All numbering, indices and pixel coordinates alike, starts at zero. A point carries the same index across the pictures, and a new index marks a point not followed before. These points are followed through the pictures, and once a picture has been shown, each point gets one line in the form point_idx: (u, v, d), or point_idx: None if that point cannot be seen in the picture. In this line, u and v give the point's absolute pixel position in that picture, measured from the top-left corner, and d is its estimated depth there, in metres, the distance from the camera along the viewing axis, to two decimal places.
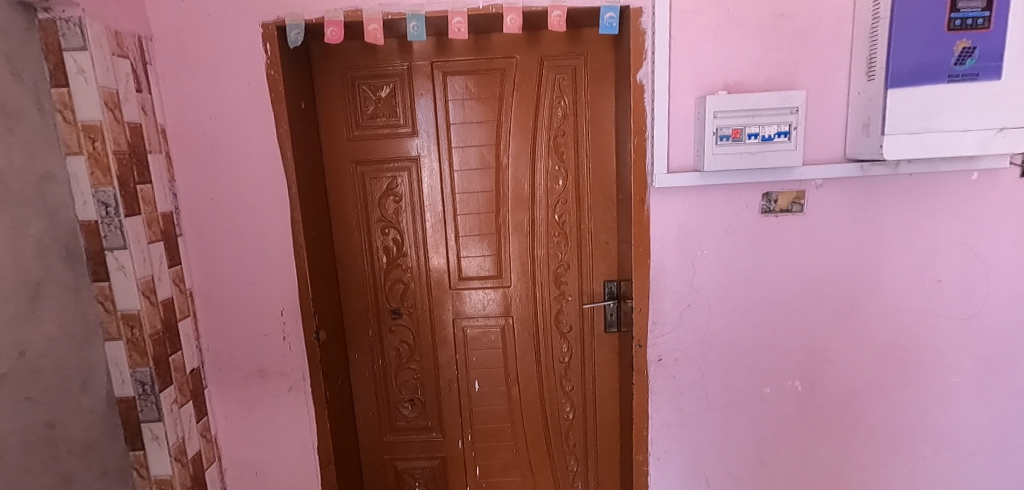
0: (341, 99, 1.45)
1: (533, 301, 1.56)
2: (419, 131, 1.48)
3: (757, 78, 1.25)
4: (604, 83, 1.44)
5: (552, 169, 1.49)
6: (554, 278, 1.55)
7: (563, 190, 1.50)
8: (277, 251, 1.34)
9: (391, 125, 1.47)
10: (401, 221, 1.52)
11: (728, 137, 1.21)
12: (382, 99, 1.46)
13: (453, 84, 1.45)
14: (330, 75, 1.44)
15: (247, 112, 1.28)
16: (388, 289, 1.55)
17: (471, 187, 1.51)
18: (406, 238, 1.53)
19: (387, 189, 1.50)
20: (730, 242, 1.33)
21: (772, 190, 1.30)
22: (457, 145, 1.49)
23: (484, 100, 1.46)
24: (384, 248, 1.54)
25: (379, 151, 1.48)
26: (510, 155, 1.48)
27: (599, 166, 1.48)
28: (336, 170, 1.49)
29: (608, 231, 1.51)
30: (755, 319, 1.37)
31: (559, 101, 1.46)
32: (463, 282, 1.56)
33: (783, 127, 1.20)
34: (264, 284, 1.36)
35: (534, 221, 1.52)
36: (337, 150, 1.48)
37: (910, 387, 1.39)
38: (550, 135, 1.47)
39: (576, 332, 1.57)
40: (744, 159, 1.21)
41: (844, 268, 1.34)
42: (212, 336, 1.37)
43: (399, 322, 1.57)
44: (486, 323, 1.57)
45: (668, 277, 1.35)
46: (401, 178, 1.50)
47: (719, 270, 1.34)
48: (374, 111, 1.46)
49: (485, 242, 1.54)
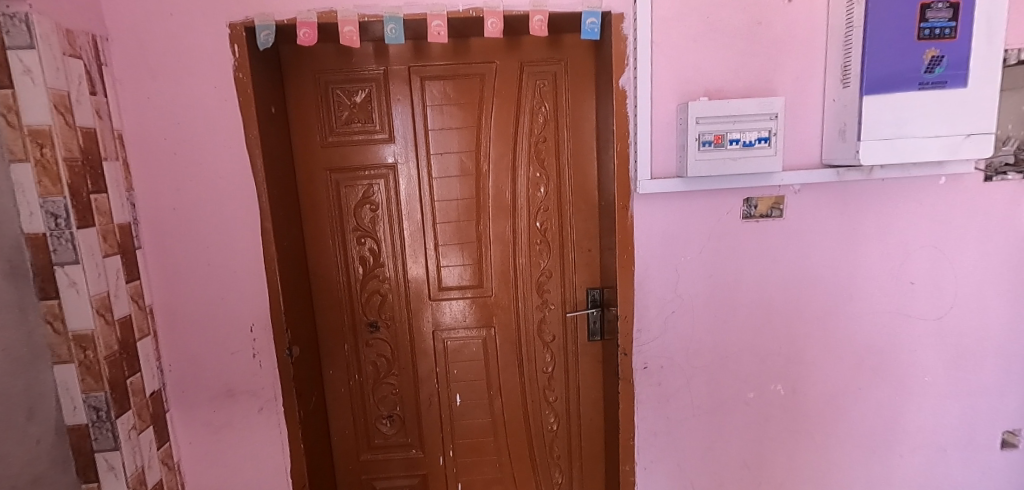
0: (314, 104, 1.39)
1: (515, 310, 1.52)
2: (397, 137, 1.43)
3: (737, 84, 1.26)
4: (584, 89, 1.43)
5: (534, 175, 1.47)
6: (537, 286, 1.52)
7: (545, 197, 1.48)
8: (247, 263, 1.27)
9: (367, 131, 1.42)
10: (378, 230, 1.47)
11: (710, 143, 1.21)
12: (357, 104, 1.40)
13: (431, 90, 1.42)
14: (302, 78, 1.37)
15: (212, 116, 1.21)
16: (365, 301, 1.49)
17: (451, 195, 1.47)
18: (384, 248, 1.48)
19: (363, 198, 1.45)
20: (713, 248, 1.33)
21: (752, 196, 1.30)
22: (436, 152, 1.45)
23: (463, 106, 1.43)
24: (360, 259, 1.48)
25: (354, 158, 1.43)
26: (491, 162, 1.45)
27: (581, 173, 1.47)
28: (309, 177, 1.42)
29: (591, 238, 1.50)
30: (738, 324, 1.37)
31: (540, 108, 1.44)
32: (443, 293, 1.51)
33: (763, 133, 1.21)
34: (232, 299, 1.28)
35: (516, 229, 1.49)
36: (309, 157, 1.42)
37: (886, 387, 1.42)
38: (531, 142, 1.45)
39: (559, 341, 1.54)
40: (726, 164, 1.21)
41: (822, 272, 1.35)
42: (175, 355, 1.28)
43: (377, 336, 1.51)
44: (467, 335, 1.53)
45: (653, 284, 1.34)
46: (378, 186, 1.45)
47: (702, 276, 1.34)
48: (349, 116, 1.41)
49: (465, 251, 1.50)
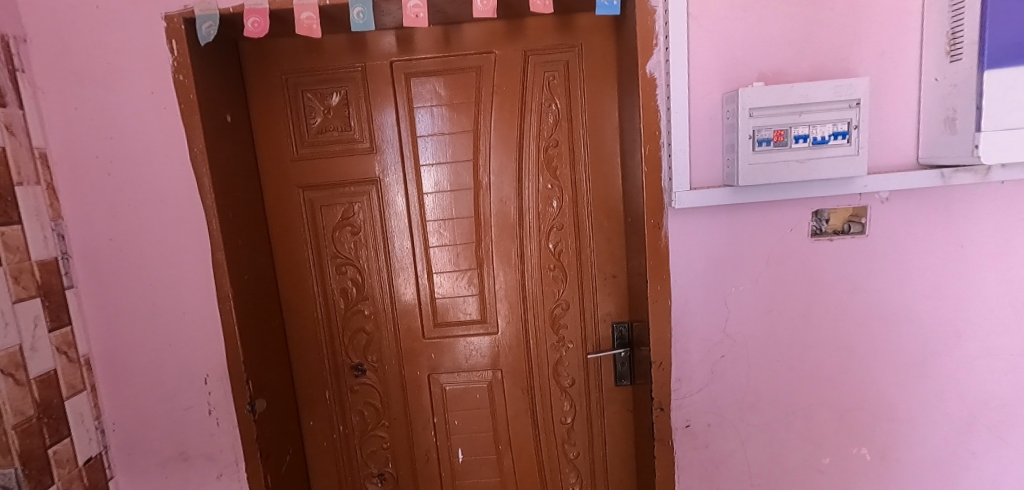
0: (281, 111, 1.18)
1: (526, 350, 1.27)
2: (381, 146, 1.20)
3: (801, 64, 0.97)
4: (604, 82, 1.17)
5: (545, 187, 1.21)
6: (551, 321, 1.26)
7: (559, 215, 1.22)
8: (199, 304, 1.06)
9: (345, 140, 1.19)
10: (361, 258, 1.24)
11: (769, 142, 0.93)
12: (332, 108, 1.18)
13: (418, 88, 1.18)
14: (266, 80, 1.16)
15: (150, 129, 1.00)
16: (349, 341, 1.27)
17: (446, 214, 1.23)
18: (369, 278, 1.25)
19: (342, 219, 1.22)
20: (773, 275, 1.04)
21: (823, 208, 1.02)
22: (427, 164, 1.21)
23: (457, 107, 1.19)
24: (341, 291, 1.25)
25: (330, 173, 1.20)
26: (492, 174, 1.20)
27: (601, 183, 1.20)
28: (278, 196, 1.20)
29: (615, 262, 1.23)
30: (807, 372, 1.07)
31: (551, 106, 1.19)
32: (441, 329, 1.27)
33: (841, 126, 0.92)
34: (182, 346, 1.07)
35: (525, 253, 1.23)
36: (277, 173, 1.20)
37: (1008, 452, 1.09)
38: (540, 147, 1.20)
39: (580, 386, 1.28)
40: (790, 169, 0.93)
41: (919, 304, 1.04)
42: (118, 413, 1.08)
43: (363, 381, 1.28)
44: (470, 378, 1.28)
45: (695, 322, 1.06)
46: (359, 205, 1.22)
47: (759, 311, 1.05)
48: (323, 123, 1.19)
49: (466, 280, 1.26)
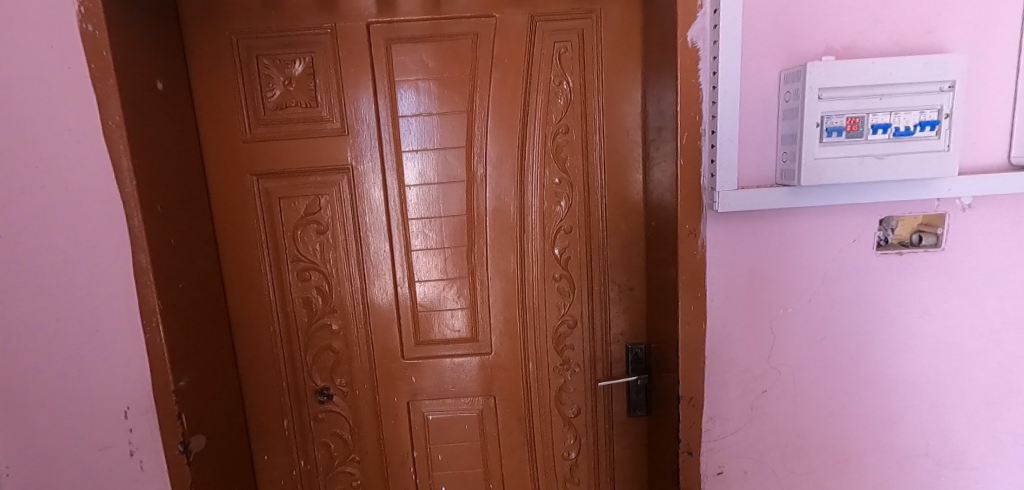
0: (231, 80, 0.96)
1: (524, 373, 1.08)
2: (355, 127, 0.98)
3: (878, 37, 0.78)
4: (626, 58, 0.98)
5: (552, 182, 1.01)
6: (555, 341, 1.07)
7: (567, 216, 1.03)
8: (118, 319, 0.84)
9: (310, 119, 0.98)
10: (329, 261, 1.03)
11: (841, 131, 0.74)
12: (294, 79, 0.96)
13: (401, 58, 0.97)
14: (212, 42, 0.94)
15: (52, 96, 0.78)
16: (313, 360, 1.06)
17: (433, 211, 1.02)
18: (338, 286, 1.04)
19: (306, 214, 1.01)
20: (829, 295, 0.86)
21: (892, 216, 0.84)
22: (411, 150, 1.00)
23: (448, 81, 0.98)
24: (304, 301, 1.04)
25: (291, 159, 0.99)
26: (488, 164, 1.00)
27: (619, 178, 1.01)
28: (226, 186, 0.99)
29: (632, 272, 1.04)
30: (863, 411, 0.90)
31: (562, 85, 0.99)
32: (424, 349, 1.07)
33: (930, 115, 0.74)
34: (95, 372, 0.85)
35: (526, 260, 1.04)
36: (226, 157, 0.98)
37: None
38: (547, 134, 1.00)
39: (586, 416, 1.10)
40: (865, 166, 0.75)
41: (998, 333, 0.87)
42: (13, 454, 0.86)
43: (329, 408, 1.08)
44: (457, 406, 1.09)
45: (732, 349, 0.87)
46: (327, 198, 1.01)
47: (811, 338, 0.87)
48: (283, 97, 0.97)
49: (455, 291, 1.05)
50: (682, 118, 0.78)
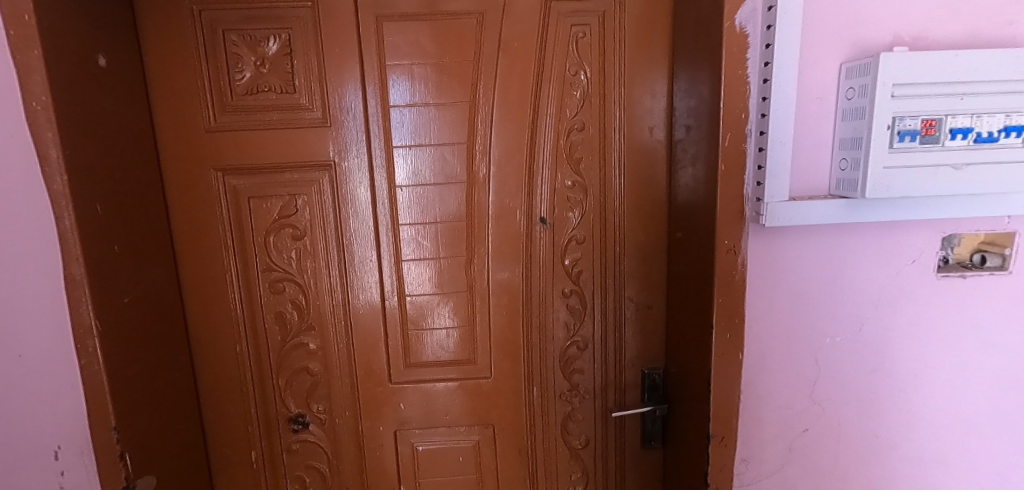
0: (192, 59, 0.81)
1: (527, 401, 0.96)
2: (339, 118, 0.85)
3: (954, 27, 0.67)
4: (652, 47, 0.86)
5: (564, 186, 0.89)
6: (562, 364, 0.95)
7: (580, 225, 0.91)
8: (46, 341, 0.70)
9: (286, 107, 0.84)
10: (306, 271, 0.89)
11: (914, 136, 0.63)
12: (267, 59, 0.82)
13: (394, 39, 0.84)
14: (170, 13, 0.80)
15: None
16: (285, 385, 0.92)
17: (427, 216, 0.89)
18: (316, 299, 0.90)
19: (280, 217, 0.87)
20: (882, 323, 0.75)
21: (955, 234, 0.73)
22: (403, 146, 0.87)
23: (447, 67, 0.85)
24: (276, 317, 0.90)
25: (263, 153, 0.85)
26: (491, 164, 0.88)
27: (640, 183, 0.89)
28: (186, 182, 0.85)
29: (651, 289, 0.93)
30: (914, 453, 0.79)
31: (578, 75, 0.86)
32: (415, 372, 0.94)
33: (1017, 119, 0.64)
34: (20, 405, 0.71)
35: (532, 273, 0.92)
36: (186, 150, 0.84)
37: None
38: (559, 131, 0.87)
39: (594, 446, 0.99)
40: (938, 177, 0.65)
41: None
42: None
43: (305, 438, 0.94)
44: (450, 436, 0.97)
45: (771, 383, 0.76)
46: (304, 199, 0.87)
47: (860, 371, 0.76)
48: (254, 80, 0.83)
49: (450, 307, 0.93)
50: (725, 117, 0.67)
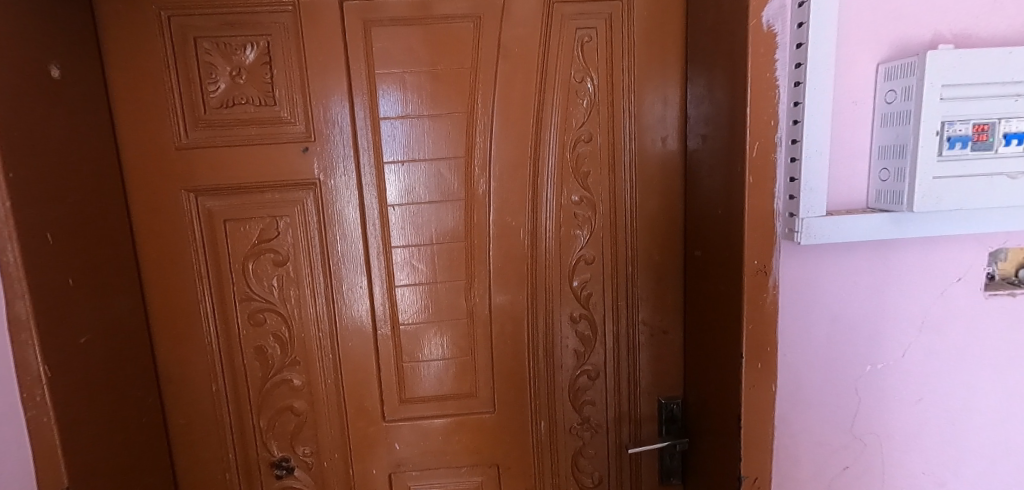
0: (160, 69, 0.74)
1: (534, 437, 0.88)
2: (324, 132, 0.77)
3: (999, 24, 0.62)
4: (664, 51, 0.79)
5: (570, 202, 0.82)
6: (572, 396, 0.87)
7: (588, 244, 0.83)
8: None
9: (265, 120, 0.76)
10: (289, 301, 0.81)
11: (966, 142, 0.57)
12: (244, 69, 0.75)
13: (384, 45, 0.77)
14: (135, 19, 0.72)
15: None
16: (267, 426, 0.84)
17: (422, 237, 0.82)
18: (300, 331, 0.82)
19: (259, 241, 0.79)
20: (927, 348, 0.68)
21: (1002, 248, 0.67)
22: (395, 161, 0.80)
23: (442, 76, 0.78)
24: (256, 351, 0.82)
25: (240, 171, 0.77)
26: (492, 180, 0.80)
27: (652, 197, 0.83)
28: (154, 205, 0.76)
29: (667, 312, 0.85)
30: (963, 489, 0.72)
31: (584, 82, 0.80)
32: (410, 408, 0.86)
33: None
34: None
35: (537, 298, 0.84)
36: (154, 169, 0.76)
37: None
38: (565, 143, 0.81)
39: (608, 484, 0.91)
40: (991, 186, 0.59)
41: None
42: None
43: (290, 484, 0.85)
44: (451, 477, 0.88)
45: (806, 418, 0.69)
46: (286, 220, 0.79)
47: (904, 401, 0.69)
48: (230, 92, 0.75)
49: (449, 336, 0.85)
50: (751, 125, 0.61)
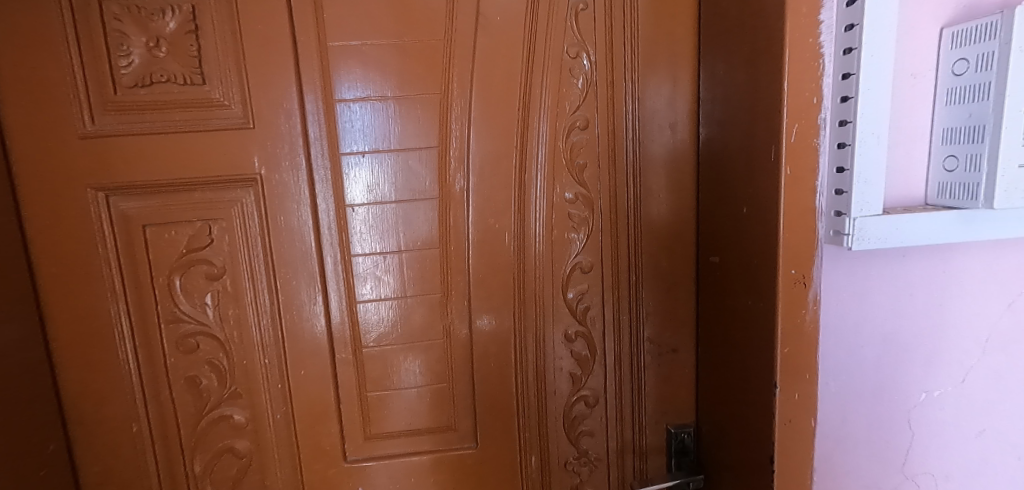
0: (57, 38, 0.59)
1: (523, 475, 0.75)
2: (266, 117, 0.64)
3: None
4: (674, 22, 0.67)
5: (564, 200, 0.70)
6: (567, 426, 0.75)
7: (585, 249, 0.71)
8: None
9: (192, 103, 0.62)
10: (227, 322, 0.67)
11: None
12: (164, 39, 0.61)
13: (339, 10, 0.63)
14: None
15: None
16: (204, 471, 0.70)
17: (388, 244, 0.68)
18: (242, 358, 0.68)
19: (188, 251, 0.65)
20: (988, 372, 0.58)
21: None
22: (354, 153, 0.66)
23: (410, 50, 0.65)
24: (188, 383, 0.67)
25: (162, 165, 0.63)
26: (471, 175, 0.68)
27: (660, 194, 0.70)
28: (53, 206, 0.62)
29: (677, 327, 0.74)
30: None
31: (579, 58, 0.67)
32: (377, 445, 0.72)
33: None
34: None
35: (526, 314, 0.71)
36: (52, 163, 0.61)
37: None
38: (557, 131, 0.68)
39: None
40: None
41: None
42: None
43: None
44: None
45: (851, 456, 0.58)
46: (221, 224, 0.65)
47: (963, 433, 0.59)
48: (147, 68, 0.61)
49: (422, 360, 0.71)
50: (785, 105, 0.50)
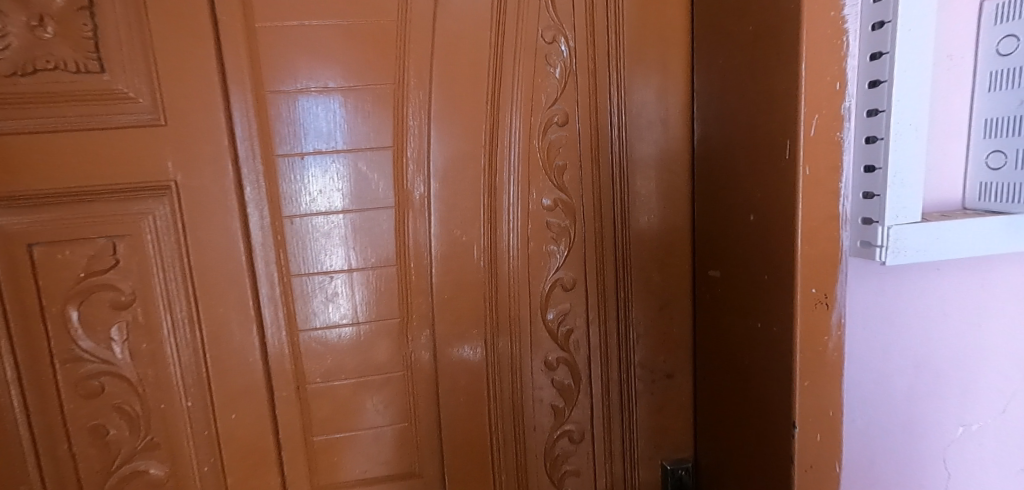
0: None
1: None
2: (182, 112, 0.53)
3: None
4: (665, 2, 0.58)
5: (541, 207, 0.60)
6: (548, 466, 0.65)
7: (566, 264, 0.62)
8: None
9: (87, 95, 0.51)
10: (140, 359, 0.56)
11: None
12: (48, 17, 0.50)
13: None
14: None
15: None
16: None
17: (335, 262, 0.58)
18: (159, 401, 0.57)
19: (87, 275, 0.54)
20: None
21: None
22: (292, 155, 0.55)
23: (356, 32, 0.54)
24: (91, 435, 0.56)
25: (50, 172, 0.51)
26: (432, 179, 0.58)
27: (651, 199, 0.62)
28: None
29: (671, 350, 0.65)
30: None
31: (556, 43, 0.58)
32: None
33: None
34: None
35: (500, 339, 0.62)
36: None
37: None
38: (532, 128, 0.59)
39: None
40: None
41: None
42: None
43: None
44: None
45: None
46: (129, 243, 0.54)
47: (1000, 471, 0.51)
48: (27, 52, 0.50)
49: (378, 397, 0.61)
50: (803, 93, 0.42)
